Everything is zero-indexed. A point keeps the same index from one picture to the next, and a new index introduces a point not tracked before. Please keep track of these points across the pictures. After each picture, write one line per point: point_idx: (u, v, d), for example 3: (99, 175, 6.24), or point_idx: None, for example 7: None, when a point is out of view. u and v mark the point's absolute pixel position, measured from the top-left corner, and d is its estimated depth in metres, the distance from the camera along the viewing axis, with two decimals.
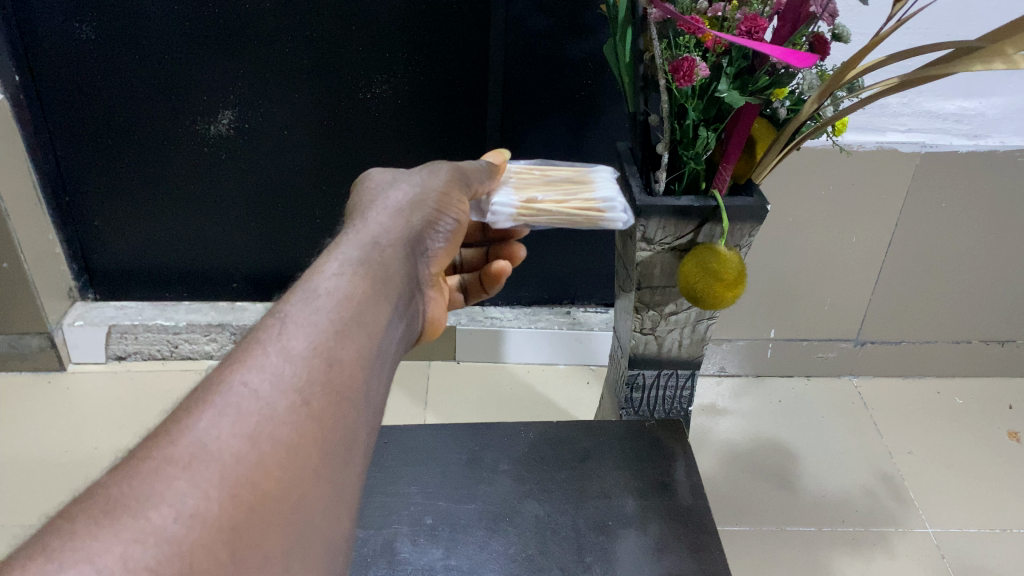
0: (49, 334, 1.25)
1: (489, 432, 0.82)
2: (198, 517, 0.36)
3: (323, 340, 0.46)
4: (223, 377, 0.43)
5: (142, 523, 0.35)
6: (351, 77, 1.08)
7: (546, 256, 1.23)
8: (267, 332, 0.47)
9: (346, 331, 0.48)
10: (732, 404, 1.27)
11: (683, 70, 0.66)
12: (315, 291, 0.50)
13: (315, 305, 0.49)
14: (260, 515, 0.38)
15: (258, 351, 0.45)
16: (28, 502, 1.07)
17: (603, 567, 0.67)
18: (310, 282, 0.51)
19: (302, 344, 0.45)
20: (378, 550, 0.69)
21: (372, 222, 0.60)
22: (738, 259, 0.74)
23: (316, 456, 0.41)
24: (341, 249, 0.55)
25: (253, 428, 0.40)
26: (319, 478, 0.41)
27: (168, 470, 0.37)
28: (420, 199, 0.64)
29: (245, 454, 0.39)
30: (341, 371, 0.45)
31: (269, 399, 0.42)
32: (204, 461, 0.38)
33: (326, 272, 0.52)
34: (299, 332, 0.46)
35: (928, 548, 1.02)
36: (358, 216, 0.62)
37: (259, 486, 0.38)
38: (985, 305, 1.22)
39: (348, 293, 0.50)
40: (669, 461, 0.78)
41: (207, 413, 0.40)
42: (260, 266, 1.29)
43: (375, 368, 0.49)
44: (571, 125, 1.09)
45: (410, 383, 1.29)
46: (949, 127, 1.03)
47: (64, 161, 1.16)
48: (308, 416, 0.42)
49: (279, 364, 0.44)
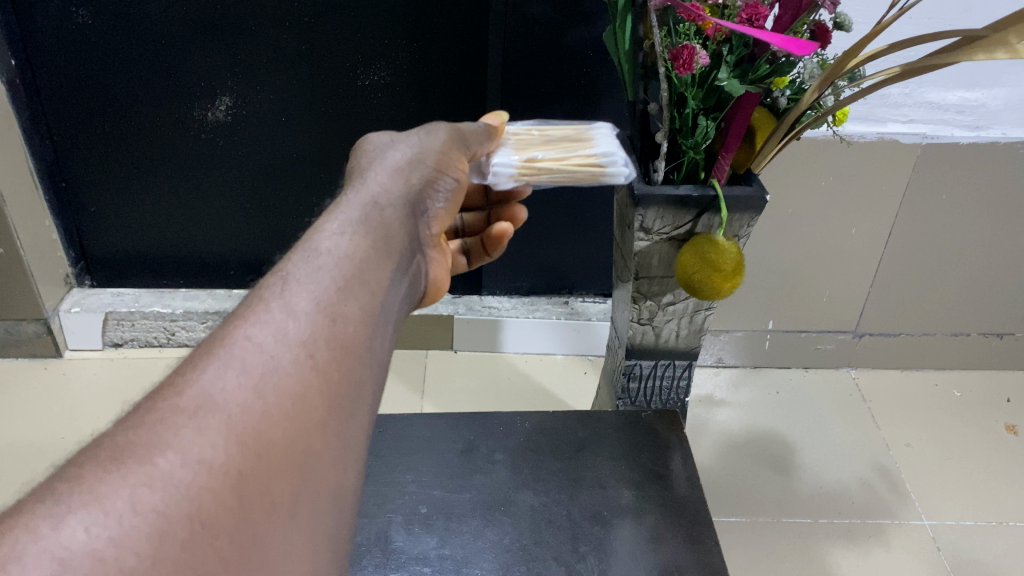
0: (46, 320, 1.24)
1: (485, 420, 0.82)
2: (205, 463, 0.35)
3: (327, 299, 0.46)
4: (226, 334, 0.43)
5: (149, 468, 0.34)
6: (349, 63, 1.07)
7: (545, 244, 1.23)
8: (270, 289, 0.46)
9: (348, 289, 0.47)
10: (729, 395, 1.27)
11: (682, 57, 0.66)
12: (316, 250, 0.49)
13: (317, 264, 0.48)
14: (267, 463, 0.37)
15: (262, 308, 0.44)
16: (26, 487, 1.06)
17: (598, 558, 0.67)
18: (311, 241, 0.50)
19: (305, 302, 0.45)
20: (373, 539, 0.68)
21: (372, 182, 0.60)
22: (735, 249, 0.73)
23: (322, 409, 0.41)
24: (342, 211, 0.54)
25: (259, 379, 0.40)
26: (324, 429, 0.41)
27: (174, 419, 0.37)
28: (420, 159, 0.64)
29: (252, 405, 0.38)
30: (345, 328, 0.45)
31: (273, 352, 0.41)
32: (210, 411, 0.37)
33: (328, 231, 0.51)
34: (302, 290, 0.46)
35: (925, 542, 1.02)
36: (357, 176, 0.61)
37: (266, 435, 0.38)
38: (984, 297, 1.22)
39: (349, 253, 0.50)
40: (665, 452, 0.78)
41: (212, 366, 0.40)
42: (260, 252, 1.28)
43: (378, 326, 0.48)
44: (570, 113, 1.09)
45: (407, 371, 1.29)
46: (950, 119, 1.03)
47: (60, 144, 1.15)
48: (312, 368, 0.42)
49: (282, 320, 0.43)
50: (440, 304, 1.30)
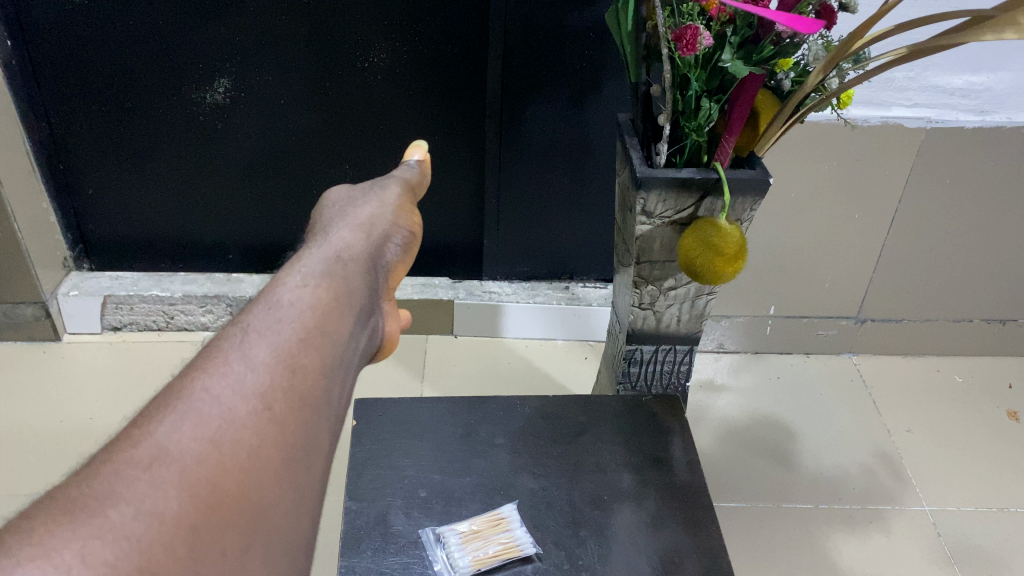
0: (44, 304, 1.23)
1: (486, 403, 0.81)
2: (157, 515, 0.35)
3: (286, 349, 0.46)
4: (183, 385, 0.43)
5: (100, 520, 0.34)
6: (349, 44, 1.06)
7: (546, 227, 1.23)
8: (229, 340, 0.47)
9: (309, 339, 0.48)
10: (730, 380, 1.26)
11: (686, 38, 0.65)
12: (278, 301, 0.50)
13: (278, 315, 0.48)
14: (218, 514, 0.37)
15: (220, 359, 0.45)
16: (26, 471, 1.05)
17: (598, 542, 0.67)
18: (274, 293, 0.51)
19: (265, 352, 0.46)
20: (371, 523, 0.68)
21: (336, 237, 0.61)
22: (738, 234, 0.72)
23: (277, 459, 0.41)
24: (305, 262, 0.55)
25: (214, 432, 0.40)
26: (280, 480, 0.41)
27: (128, 470, 0.37)
28: (380, 215, 0.66)
29: (206, 456, 0.39)
30: (304, 378, 0.45)
31: (230, 404, 0.42)
32: (163, 462, 0.38)
33: (289, 283, 0.52)
34: (262, 341, 0.46)
35: (925, 528, 1.02)
36: (321, 231, 0.63)
37: (219, 486, 0.38)
38: (986, 284, 1.21)
39: (312, 302, 0.50)
40: (666, 437, 0.77)
41: (168, 418, 0.40)
42: (259, 236, 1.28)
43: (338, 376, 0.48)
44: (572, 96, 1.08)
45: (406, 356, 1.28)
46: (955, 103, 1.02)
47: (57, 127, 1.14)
48: (269, 420, 0.42)
49: (240, 372, 0.44)
50: (440, 289, 1.29)
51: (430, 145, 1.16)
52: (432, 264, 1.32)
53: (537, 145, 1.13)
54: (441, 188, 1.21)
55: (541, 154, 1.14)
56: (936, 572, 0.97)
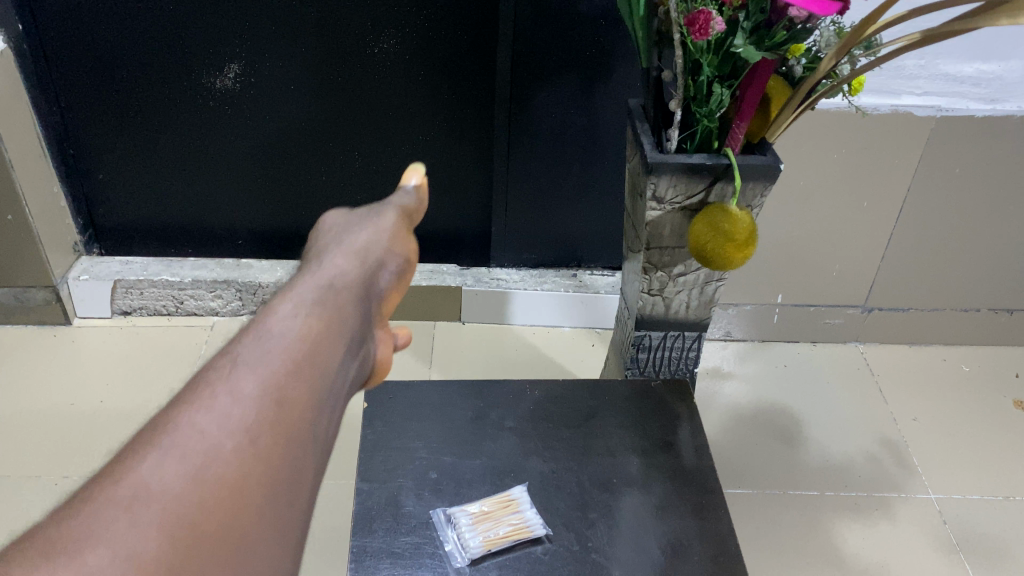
0: (54, 287, 1.23)
1: (496, 386, 0.81)
2: (135, 559, 0.32)
3: (277, 382, 0.41)
4: (168, 419, 0.38)
5: (77, 565, 0.31)
6: (359, 30, 1.06)
7: (555, 214, 1.23)
8: (214, 371, 0.41)
9: (302, 371, 0.42)
10: (736, 368, 1.26)
11: (699, 23, 0.65)
12: (269, 329, 0.44)
13: (268, 344, 0.42)
14: (201, 559, 0.34)
15: (206, 392, 0.40)
16: (37, 454, 1.06)
17: (607, 523, 0.68)
18: (263, 321, 0.44)
19: (253, 386, 0.40)
20: (382, 504, 0.69)
21: (327, 265, 0.53)
22: (749, 219, 0.73)
23: (258, 506, 0.37)
24: (300, 285, 0.49)
25: (201, 469, 0.36)
26: (260, 534, 0.36)
27: (110, 510, 0.34)
28: (374, 237, 0.58)
29: (186, 499, 0.35)
30: (293, 417, 0.40)
31: (215, 441, 0.37)
32: (144, 502, 0.34)
33: (281, 308, 0.46)
34: (250, 372, 0.41)
35: (930, 515, 1.03)
36: (323, 246, 0.56)
37: (199, 527, 0.34)
38: (994, 273, 1.21)
39: (305, 332, 0.44)
40: (674, 422, 0.78)
41: (150, 453, 0.36)
42: (267, 221, 1.28)
43: (331, 415, 0.43)
44: (581, 83, 1.08)
45: (414, 341, 1.28)
46: (966, 91, 1.02)
47: (67, 112, 1.15)
48: (254, 463, 0.37)
49: (226, 406, 0.39)
50: (448, 275, 1.30)
51: (440, 131, 1.16)
52: (440, 251, 1.32)
53: (546, 131, 1.13)
54: (450, 175, 1.21)
55: (550, 141, 1.14)
56: (941, 560, 0.98)
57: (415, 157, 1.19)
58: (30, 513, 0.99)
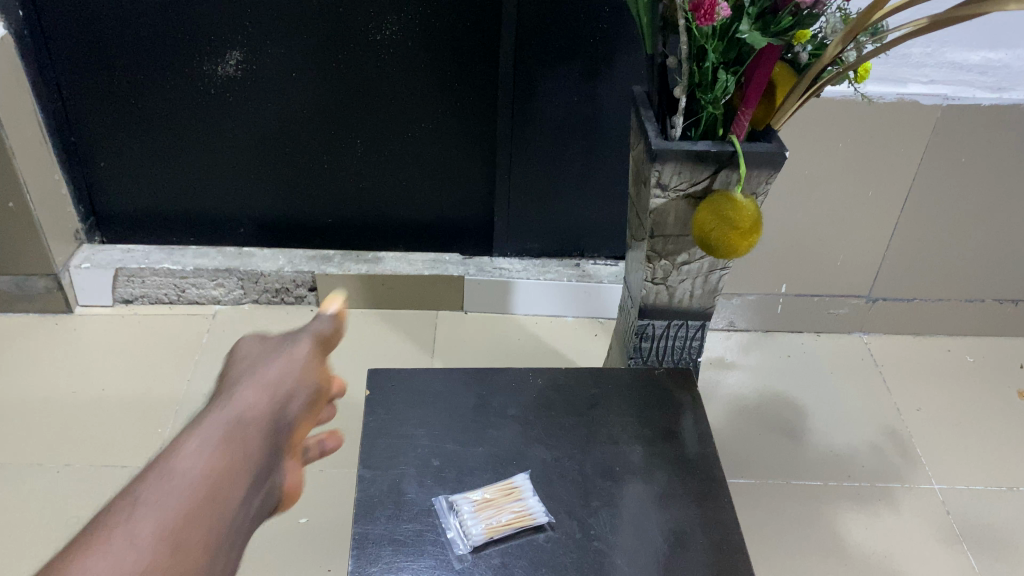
0: (56, 275, 1.23)
1: (499, 374, 0.81)
2: None
3: (170, 530, 0.41)
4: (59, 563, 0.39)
5: None
6: (361, 17, 1.06)
7: (558, 203, 1.23)
8: (111, 518, 0.41)
9: (193, 520, 0.42)
10: (740, 358, 1.26)
11: (704, 8, 0.64)
12: (169, 474, 0.44)
13: (166, 491, 0.43)
14: None
15: (101, 538, 0.40)
16: (38, 442, 1.06)
17: (610, 512, 0.67)
18: (165, 465, 0.44)
19: (148, 529, 0.41)
20: (384, 491, 0.68)
21: (239, 397, 0.51)
22: (754, 207, 0.72)
23: None
24: (203, 428, 0.48)
25: None
26: None
27: None
28: (287, 371, 0.55)
29: None
30: (182, 564, 0.41)
31: None
32: None
33: (184, 451, 0.46)
34: (148, 518, 0.41)
35: (934, 506, 1.03)
36: (234, 375, 0.54)
37: None
38: (999, 264, 1.20)
39: (202, 482, 0.44)
40: (678, 410, 0.77)
41: None
42: (269, 210, 1.28)
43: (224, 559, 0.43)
44: (585, 71, 1.07)
45: (416, 331, 1.28)
46: (973, 80, 1.01)
47: (68, 100, 1.14)
48: None
49: (119, 552, 0.40)
50: (450, 265, 1.29)
51: (442, 119, 1.16)
52: (442, 240, 1.31)
53: (549, 119, 1.12)
54: (453, 164, 1.21)
55: (553, 129, 1.13)
56: (945, 550, 0.97)
57: (417, 146, 1.19)
58: (32, 500, 0.99)
